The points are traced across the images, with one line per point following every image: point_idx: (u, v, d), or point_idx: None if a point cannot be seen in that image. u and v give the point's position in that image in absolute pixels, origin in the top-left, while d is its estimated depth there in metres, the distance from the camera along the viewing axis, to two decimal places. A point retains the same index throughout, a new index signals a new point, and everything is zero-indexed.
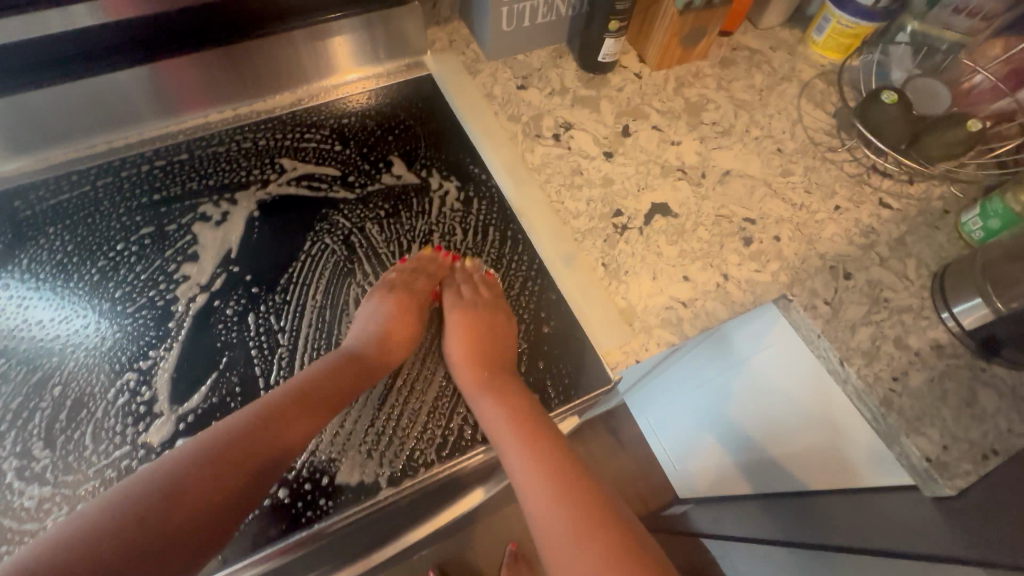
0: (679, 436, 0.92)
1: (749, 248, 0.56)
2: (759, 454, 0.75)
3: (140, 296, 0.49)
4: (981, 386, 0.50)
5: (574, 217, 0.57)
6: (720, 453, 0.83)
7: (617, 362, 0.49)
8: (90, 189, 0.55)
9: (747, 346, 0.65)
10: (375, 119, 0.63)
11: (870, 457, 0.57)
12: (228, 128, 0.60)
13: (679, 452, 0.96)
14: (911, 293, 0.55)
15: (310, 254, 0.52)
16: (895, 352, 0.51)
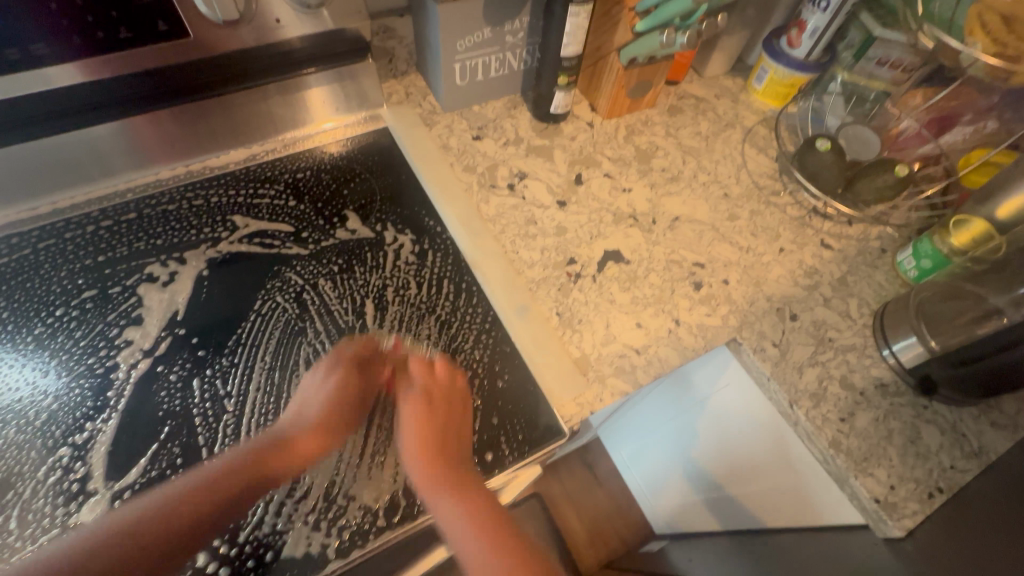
0: (653, 468, 0.92)
1: (699, 293, 0.58)
2: (727, 492, 0.75)
3: (78, 365, 0.47)
4: (924, 423, 0.51)
5: (528, 267, 0.58)
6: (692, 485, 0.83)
7: (572, 416, 0.49)
8: (30, 252, 0.54)
9: (705, 384, 0.66)
10: (331, 173, 0.63)
11: (826, 495, 0.56)
12: (180, 185, 0.60)
13: (653, 486, 0.97)
14: (855, 332, 0.57)
15: (260, 314, 0.52)
16: (841, 393, 0.53)
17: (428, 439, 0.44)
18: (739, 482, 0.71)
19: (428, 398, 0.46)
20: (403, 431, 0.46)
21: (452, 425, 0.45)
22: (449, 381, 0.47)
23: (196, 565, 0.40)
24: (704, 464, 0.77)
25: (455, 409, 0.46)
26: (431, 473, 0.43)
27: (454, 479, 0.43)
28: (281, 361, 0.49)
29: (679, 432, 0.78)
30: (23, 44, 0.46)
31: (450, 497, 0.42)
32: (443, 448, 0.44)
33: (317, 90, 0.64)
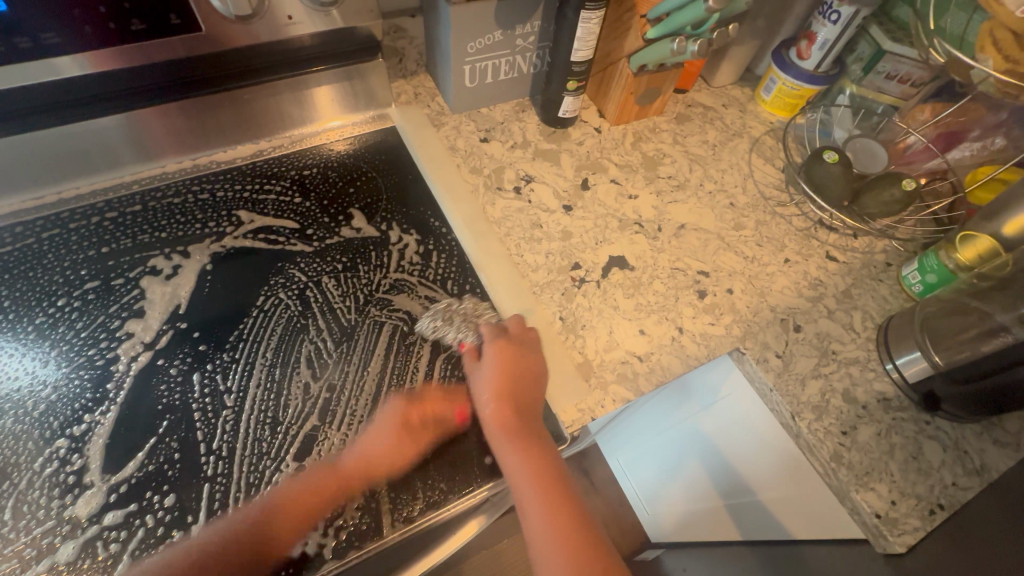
0: (652, 476, 0.92)
1: (703, 301, 0.58)
2: (728, 501, 0.75)
3: (79, 355, 0.47)
4: (926, 439, 0.51)
5: (533, 270, 0.57)
6: (692, 492, 0.83)
7: (573, 421, 0.49)
8: (34, 241, 0.54)
9: (707, 391, 0.66)
10: (337, 171, 0.63)
11: (834, 507, 0.56)
12: (186, 178, 0.60)
13: (651, 493, 0.96)
14: (859, 345, 0.56)
15: (263, 311, 0.51)
16: (844, 406, 0.52)
17: (505, 385, 0.47)
18: (742, 490, 0.71)
19: (512, 352, 0.49)
20: (484, 365, 0.49)
21: (531, 368, 0.49)
22: (523, 331, 0.51)
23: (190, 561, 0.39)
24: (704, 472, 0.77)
25: (530, 381, 0.48)
26: (503, 414, 0.46)
27: (519, 417, 0.47)
28: (282, 359, 0.49)
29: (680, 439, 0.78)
30: (32, 33, 0.46)
31: (517, 447, 0.45)
32: (517, 392, 0.47)
33: (323, 89, 0.64)
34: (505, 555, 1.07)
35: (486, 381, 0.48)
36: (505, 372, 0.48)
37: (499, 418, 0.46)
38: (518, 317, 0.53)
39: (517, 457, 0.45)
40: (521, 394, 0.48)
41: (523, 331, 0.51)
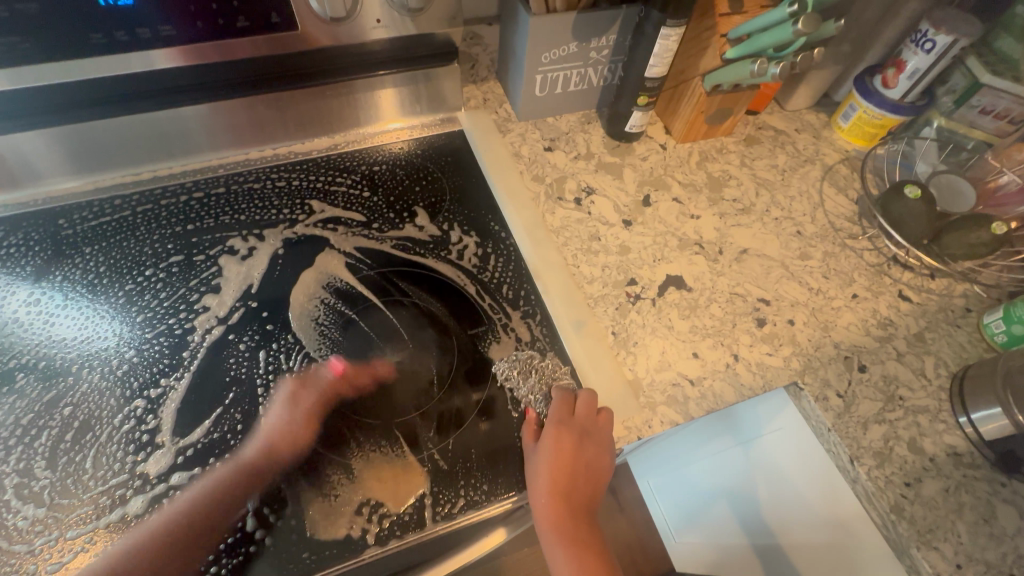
0: (679, 506, 0.89)
1: (762, 330, 0.56)
2: (756, 542, 0.72)
3: (160, 323, 0.51)
4: (1000, 502, 0.47)
5: (588, 282, 0.57)
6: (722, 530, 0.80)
7: (619, 439, 0.48)
8: (129, 214, 0.58)
9: (757, 425, 0.64)
10: (405, 169, 0.65)
11: (880, 563, 0.54)
12: (266, 166, 0.64)
13: (675, 524, 0.94)
14: (929, 393, 0.53)
15: (328, 301, 0.53)
16: (909, 456, 0.49)
17: (560, 484, 0.46)
18: (777, 531, 0.69)
19: (576, 441, 0.47)
20: (542, 451, 0.46)
21: (589, 458, 0.48)
22: (589, 415, 0.48)
23: (246, 529, 0.42)
24: (733, 510, 0.74)
25: (582, 467, 0.48)
26: (555, 516, 0.46)
27: (570, 515, 0.47)
28: (344, 346, 0.51)
29: (713, 473, 0.75)
30: (153, 25, 0.50)
31: (563, 544, 0.47)
32: (570, 488, 0.47)
33: (395, 89, 0.66)
34: (526, 564, 1.07)
35: (543, 474, 0.45)
36: (562, 465, 0.46)
37: (550, 513, 0.46)
38: (586, 394, 0.49)
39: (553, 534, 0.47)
40: (571, 483, 0.47)
41: (590, 413, 0.48)
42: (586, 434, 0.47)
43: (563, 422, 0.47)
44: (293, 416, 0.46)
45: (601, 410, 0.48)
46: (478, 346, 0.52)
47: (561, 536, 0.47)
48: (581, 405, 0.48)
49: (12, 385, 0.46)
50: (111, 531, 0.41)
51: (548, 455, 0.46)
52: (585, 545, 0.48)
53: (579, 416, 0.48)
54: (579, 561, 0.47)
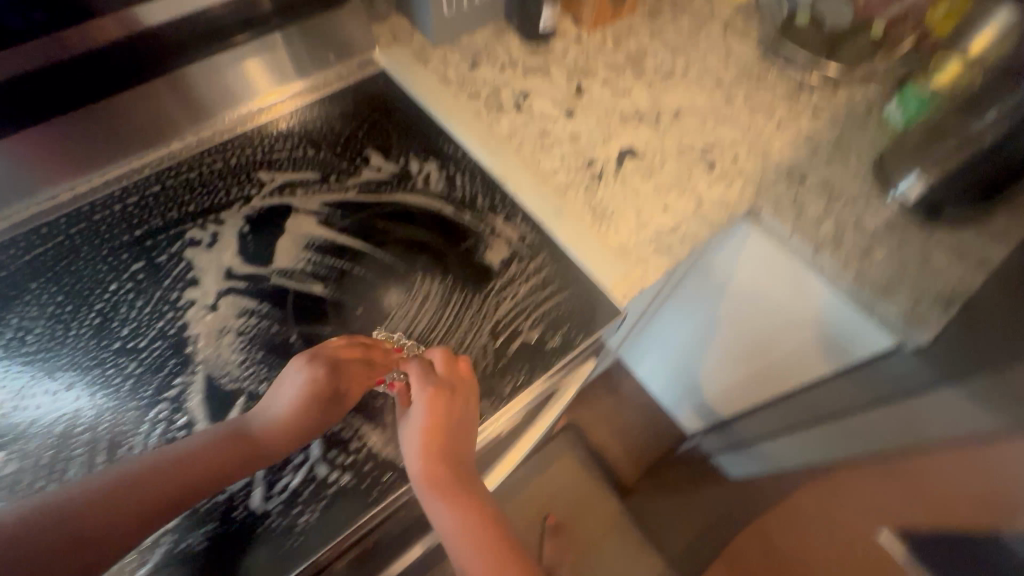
0: (678, 370, 0.98)
1: (714, 171, 0.62)
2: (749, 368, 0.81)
3: (150, 329, 0.48)
4: (934, 247, 0.57)
5: (553, 174, 0.60)
6: (721, 374, 0.89)
7: (627, 293, 0.52)
8: (65, 238, 0.53)
9: (726, 265, 0.70)
10: (341, 119, 0.64)
11: (852, 335, 0.62)
12: (195, 154, 0.60)
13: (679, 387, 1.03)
14: (859, 182, 0.61)
15: (314, 259, 0.53)
16: (858, 235, 0.58)
17: (439, 456, 0.43)
18: (767, 355, 0.77)
19: (445, 404, 0.43)
20: (413, 415, 0.44)
21: (464, 428, 0.44)
22: (449, 371, 0.44)
23: (319, 476, 0.42)
24: (724, 354, 0.83)
25: (461, 436, 0.45)
26: (430, 479, 0.42)
27: (444, 493, 0.43)
28: (348, 293, 0.51)
29: (702, 325, 0.83)
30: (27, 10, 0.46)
31: (446, 506, 0.44)
32: (451, 462, 0.44)
33: (257, 57, 0.61)
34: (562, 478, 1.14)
35: (415, 450, 0.43)
36: (433, 441, 0.43)
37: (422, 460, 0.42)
38: (444, 349, 0.46)
39: (451, 536, 0.44)
40: (444, 454, 0.44)
41: (453, 365, 0.45)
42: (455, 390, 0.44)
43: (428, 382, 0.44)
44: (302, 397, 0.41)
45: (461, 361, 0.45)
46: (474, 255, 0.54)
47: (438, 499, 0.43)
48: (439, 364, 0.45)
49: (12, 432, 0.43)
50: (185, 524, 0.39)
51: (427, 415, 0.44)
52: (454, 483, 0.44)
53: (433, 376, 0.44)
54: (451, 495, 0.44)
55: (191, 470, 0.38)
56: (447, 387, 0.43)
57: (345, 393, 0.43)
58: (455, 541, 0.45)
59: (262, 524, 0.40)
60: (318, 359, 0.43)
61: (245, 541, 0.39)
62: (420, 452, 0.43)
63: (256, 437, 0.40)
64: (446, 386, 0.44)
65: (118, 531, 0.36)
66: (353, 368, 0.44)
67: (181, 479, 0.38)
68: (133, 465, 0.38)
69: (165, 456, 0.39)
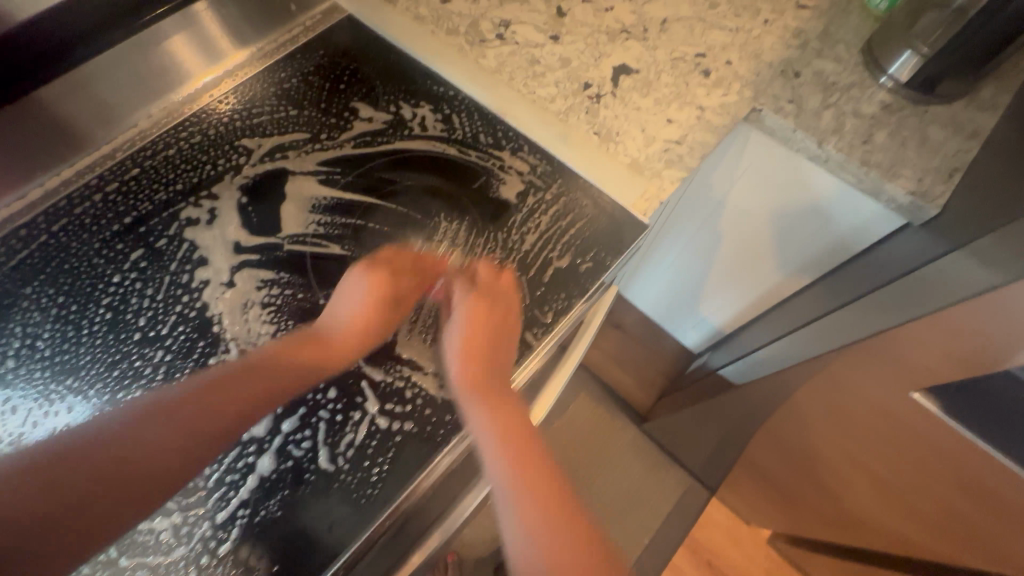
0: (676, 298, 0.98)
1: (710, 78, 0.61)
2: (752, 281, 0.83)
3: (168, 315, 0.46)
4: (929, 124, 0.58)
5: (550, 102, 0.58)
6: (720, 294, 0.90)
7: (646, 210, 0.52)
8: (48, 237, 0.49)
9: (726, 173, 0.70)
10: (318, 73, 0.60)
11: (858, 224, 0.64)
12: (168, 130, 0.55)
13: (676, 318, 1.03)
14: (851, 71, 0.61)
15: (324, 221, 0.50)
16: (857, 122, 0.58)
17: (477, 342, 0.44)
18: (770, 263, 0.78)
19: (488, 305, 0.45)
20: (457, 318, 0.46)
21: (503, 319, 0.45)
22: (493, 283, 0.46)
23: (381, 429, 0.42)
24: (726, 268, 0.84)
25: (505, 331, 0.46)
26: (471, 377, 0.43)
27: (494, 401, 0.43)
28: (367, 249, 0.49)
29: (701, 243, 0.83)
30: None
31: (485, 408, 0.43)
32: (489, 356, 0.44)
33: (185, 35, 0.57)
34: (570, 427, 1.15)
35: (458, 332, 0.45)
36: (476, 329, 0.44)
37: (466, 365, 0.44)
38: (488, 263, 0.48)
39: (489, 437, 0.42)
40: (487, 349, 0.44)
41: (499, 277, 0.47)
42: (494, 298, 0.46)
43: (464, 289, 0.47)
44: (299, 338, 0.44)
45: (503, 271, 0.47)
46: (486, 194, 0.52)
47: (482, 395, 0.43)
48: (481, 274, 0.47)
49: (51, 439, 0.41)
50: (258, 495, 0.40)
51: (466, 319, 0.45)
52: (511, 420, 0.43)
53: (480, 282, 0.47)
54: (504, 433, 0.42)
55: (227, 405, 0.40)
56: (486, 291, 0.46)
57: (401, 296, 0.46)
58: (499, 475, 0.41)
59: (338, 482, 0.40)
60: (377, 266, 0.46)
61: (322, 499, 0.40)
62: (466, 336, 0.45)
63: (336, 336, 0.43)
64: (489, 294, 0.46)
65: (113, 495, 0.36)
66: (378, 303, 0.45)
67: (185, 431, 0.39)
68: (110, 427, 0.38)
69: (144, 421, 0.39)
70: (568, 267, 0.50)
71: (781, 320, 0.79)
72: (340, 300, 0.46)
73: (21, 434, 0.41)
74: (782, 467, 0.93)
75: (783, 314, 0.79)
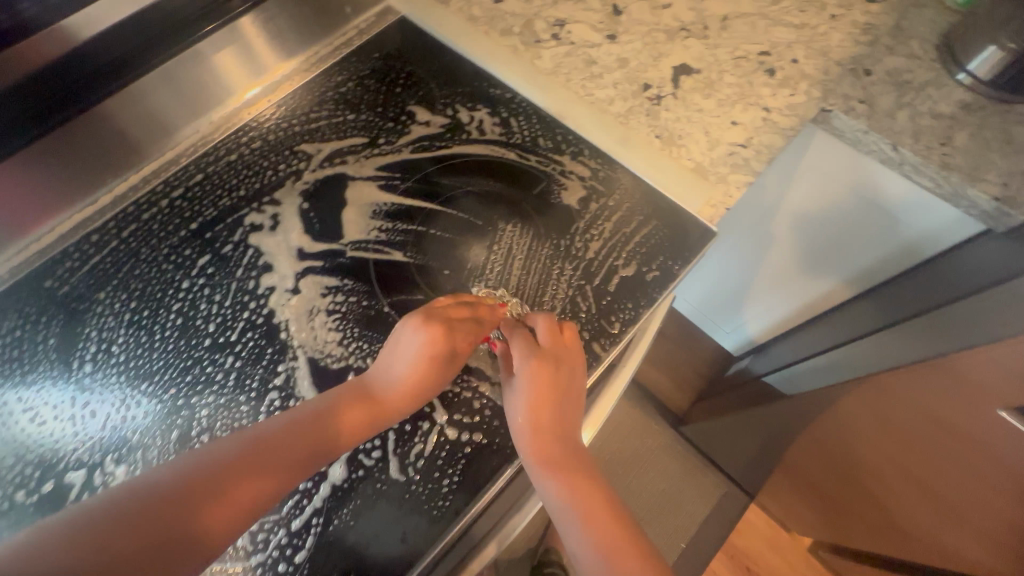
0: (718, 302, 0.96)
1: (775, 77, 0.58)
2: (804, 287, 0.80)
3: (237, 322, 0.46)
4: (1014, 123, 0.55)
5: (610, 104, 0.57)
6: (767, 300, 0.87)
7: (713, 216, 0.51)
8: (119, 242, 0.50)
9: (785, 175, 0.68)
10: (373, 76, 0.59)
11: (928, 230, 0.61)
12: (229, 135, 0.55)
13: (716, 323, 1.01)
14: (927, 68, 0.58)
15: (385, 227, 0.50)
16: (935, 123, 0.55)
17: (542, 413, 0.42)
18: (825, 268, 0.75)
19: (552, 370, 0.42)
20: (520, 382, 0.43)
21: (568, 382, 0.43)
22: (556, 342, 0.43)
23: (449, 439, 0.42)
24: (776, 273, 0.81)
25: (569, 396, 0.44)
26: (539, 457, 0.42)
27: (564, 472, 0.43)
28: (429, 256, 0.49)
29: (751, 247, 0.81)
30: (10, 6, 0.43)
31: (559, 484, 0.43)
32: (560, 429, 0.43)
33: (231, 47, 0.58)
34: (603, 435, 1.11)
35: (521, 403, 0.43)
36: (541, 397, 0.42)
37: (535, 441, 0.42)
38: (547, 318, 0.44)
39: (562, 505, 0.43)
40: (551, 411, 0.43)
41: (562, 335, 0.44)
42: (559, 361, 0.43)
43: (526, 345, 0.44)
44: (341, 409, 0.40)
45: (566, 325, 0.44)
46: (548, 201, 0.52)
47: (551, 471, 0.42)
48: (542, 333, 0.44)
49: (128, 443, 0.42)
50: (331, 503, 0.40)
51: (529, 388, 0.43)
52: (584, 490, 0.44)
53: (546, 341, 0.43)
54: (586, 516, 0.43)
55: (313, 429, 0.39)
56: (549, 352, 0.43)
57: (454, 353, 0.42)
58: (593, 569, 0.42)
59: (409, 493, 0.40)
60: (433, 319, 0.42)
61: (394, 509, 0.40)
62: (530, 406, 0.42)
63: (382, 399, 0.41)
64: (552, 356, 0.43)
65: (203, 519, 0.34)
66: (433, 372, 0.42)
67: (272, 449, 0.38)
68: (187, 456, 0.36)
69: (228, 442, 0.37)
70: (633, 275, 0.48)
71: (836, 328, 0.76)
72: (388, 363, 0.42)
73: (101, 437, 0.42)
74: (829, 478, 0.90)
75: (838, 321, 0.76)
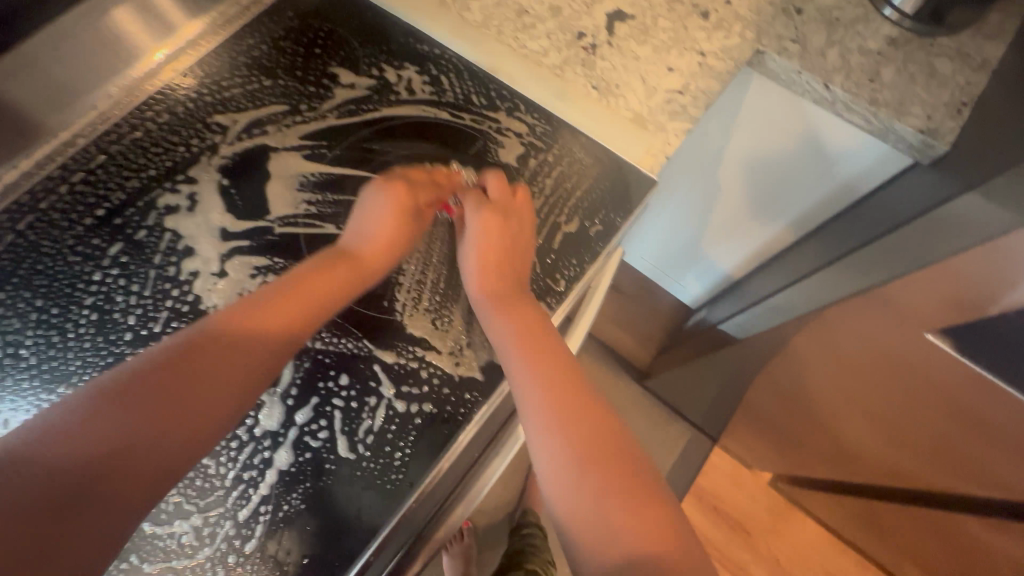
0: (671, 256, 0.97)
1: (710, 21, 0.57)
2: (751, 233, 0.82)
3: (159, 312, 0.43)
4: (936, 56, 0.56)
5: (544, 56, 0.54)
6: (717, 250, 0.89)
7: (653, 167, 0.51)
8: (14, 236, 0.45)
9: (726, 122, 0.68)
10: (289, 37, 0.55)
11: (861, 168, 0.63)
12: (130, 110, 0.50)
13: (671, 277, 1.02)
14: (855, 5, 0.58)
15: (315, 200, 0.48)
16: (863, 59, 0.56)
17: (492, 252, 0.44)
18: (769, 212, 0.76)
19: (501, 217, 0.45)
20: (471, 233, 0.46)
21: (518, 231, 0.46)
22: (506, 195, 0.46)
23: (399, 412, 0.41)
24: (724, 221, 0.82)
25: (520, 250, 0.46)
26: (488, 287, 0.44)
27: (511, 301, 0.43)
28: None
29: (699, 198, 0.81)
30: None
31: (505, 316, 0.43)
32: (504, 259, 0.45)
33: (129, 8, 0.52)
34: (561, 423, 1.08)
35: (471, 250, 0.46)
36: (489, 241, 0.44)
37: (488, 277, 0.44)
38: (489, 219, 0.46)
39: (510, 341, 0.42)
40: (504, 256, 0.45)
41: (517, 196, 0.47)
42: (510, 211, 0.46)
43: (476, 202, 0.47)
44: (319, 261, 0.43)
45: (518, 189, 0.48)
46: (484, 162, 0.50)
47: (496, 300, 0.43)
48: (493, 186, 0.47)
49: None
50: (280, 489, 0.38)
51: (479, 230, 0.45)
52: (536, 337, 0.43)
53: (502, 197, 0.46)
54: (539, 362, 0.42)
55: (227, 378, 0.37)
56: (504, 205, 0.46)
57: (419, 209, 0.46)
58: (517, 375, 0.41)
59: (360, 469, 0.39)
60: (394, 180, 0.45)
61: (347, 487, 0.39)
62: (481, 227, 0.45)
63: (358, 256, 0.43)
64: (504, 209, 0.46)
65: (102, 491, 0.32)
66: (400, 230, 0.44)
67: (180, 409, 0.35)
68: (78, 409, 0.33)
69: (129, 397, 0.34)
70: (576, 231, 0.48)
71: (781, 272, 0.78)
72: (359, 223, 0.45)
73: None
74: (783, 415, 0.95)
75: (783, 266, 0.79)
